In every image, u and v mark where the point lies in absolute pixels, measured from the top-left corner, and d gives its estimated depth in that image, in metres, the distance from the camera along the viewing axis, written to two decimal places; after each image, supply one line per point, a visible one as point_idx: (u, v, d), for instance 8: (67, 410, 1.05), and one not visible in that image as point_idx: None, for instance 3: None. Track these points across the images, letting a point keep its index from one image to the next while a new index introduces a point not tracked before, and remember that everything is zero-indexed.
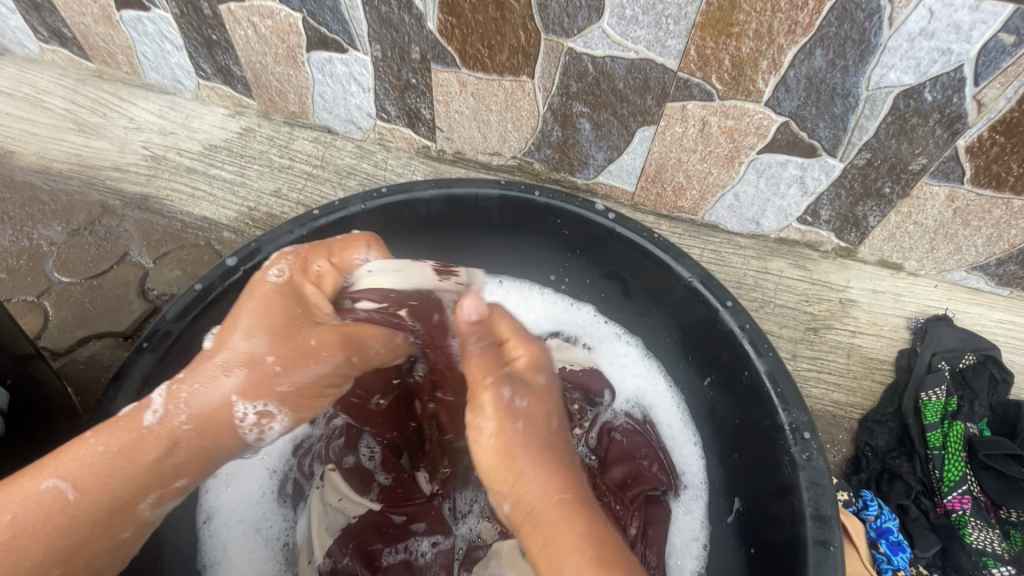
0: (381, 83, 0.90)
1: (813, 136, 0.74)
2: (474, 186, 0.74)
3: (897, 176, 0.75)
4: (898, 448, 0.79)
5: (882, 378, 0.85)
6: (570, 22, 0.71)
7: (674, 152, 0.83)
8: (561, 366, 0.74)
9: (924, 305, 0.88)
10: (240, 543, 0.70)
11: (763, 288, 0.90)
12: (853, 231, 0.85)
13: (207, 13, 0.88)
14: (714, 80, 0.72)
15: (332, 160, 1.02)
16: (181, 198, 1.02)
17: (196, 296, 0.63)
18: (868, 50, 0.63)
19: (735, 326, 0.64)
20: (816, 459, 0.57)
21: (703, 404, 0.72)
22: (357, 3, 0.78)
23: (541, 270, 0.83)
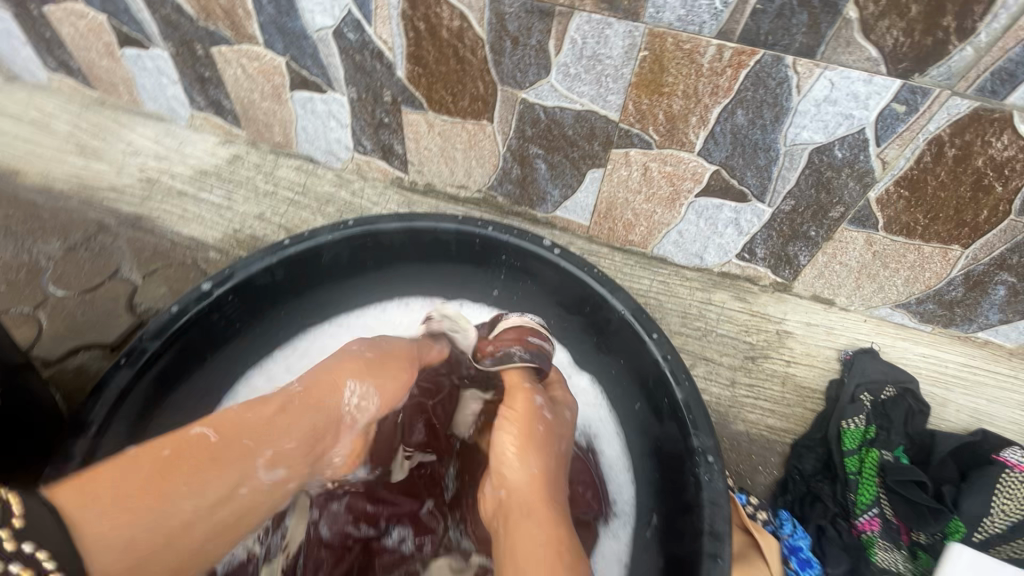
0: (357, 120, 0.98)
1: (743, 183, 0.81)
2: (434, 221, 0.81)
3: (820, 221, 0.83)
4: (822, 472, 0.86)
5: (813, 407, 0.92)
6: (522, 76, 0.79)
7: (622, 192, 0.90)
8: None
9: (855, 339, 0.94)
10: None
11: (706, 318, 0.97)
12: (787, 268, 0.92)
13: (201, 54, 0.96)
14: (652, 131, 0.79)
15: (313, 188, 1.10)
16: (171, 219, 1.10)
17: (172, 316, 0.69)
18: (782, 112, 0.71)
19: (659, 356, 0.71)
20: (717, 480, 0.63)
21: (636, 430, 0.78)
22: (334, 51, 0.87)
23: (498, 297, 0.89)
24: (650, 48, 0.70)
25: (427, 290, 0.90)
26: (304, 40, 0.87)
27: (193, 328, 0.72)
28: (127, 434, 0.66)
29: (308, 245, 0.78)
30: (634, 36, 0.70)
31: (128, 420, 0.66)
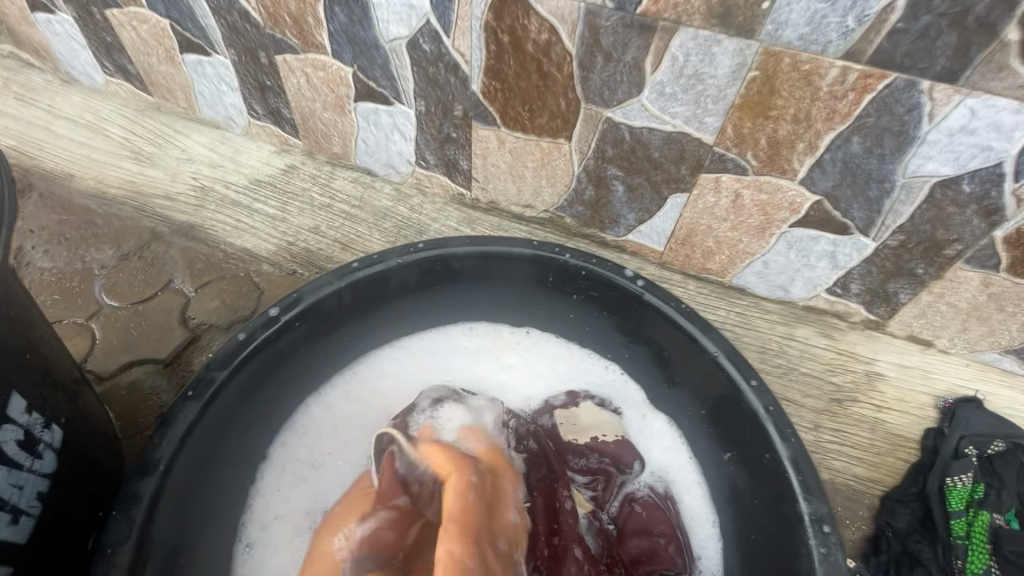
0: (422, 134, 0.93)
1: (846, 215, 0.75)
2: (508, 246, 0.76)
3: (930, 259, 0.75)
4: (920, 532, 0.78)
5: (907, 457, 0.84)
6: (610, 94, 0.74)
7: (705, 218, 0.84)
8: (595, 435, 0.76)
9: (954, 384, 0.86)
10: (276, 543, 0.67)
11: (788, 355, 0.90)
12: (883, 305, 0.85)
13: (264, 62, 0.93)
14: (750, 156, 0.73)
15: (370, 202, 1.06)
16: (224, 229, 1.07)
17: (239, 344, 0.65)
18: (907, 141, 0.64)
19: (760, 407, 0.65)
20: (834, 554, 0.57)
21: (722, 479, 0.73)
22: (406, 63, 0.82)
23: (569, 327, 0.84)
24: (761, 68, 0.64)
25: (493, 316, 0.85)
26: (376, 50, 0.82)
27: (260, 356, 0.68)
28: (193, 470, 0.62)
29: (377, 269, 0.74)
30: (744, 54, 0.64)
31: (194, 457, 0.61)
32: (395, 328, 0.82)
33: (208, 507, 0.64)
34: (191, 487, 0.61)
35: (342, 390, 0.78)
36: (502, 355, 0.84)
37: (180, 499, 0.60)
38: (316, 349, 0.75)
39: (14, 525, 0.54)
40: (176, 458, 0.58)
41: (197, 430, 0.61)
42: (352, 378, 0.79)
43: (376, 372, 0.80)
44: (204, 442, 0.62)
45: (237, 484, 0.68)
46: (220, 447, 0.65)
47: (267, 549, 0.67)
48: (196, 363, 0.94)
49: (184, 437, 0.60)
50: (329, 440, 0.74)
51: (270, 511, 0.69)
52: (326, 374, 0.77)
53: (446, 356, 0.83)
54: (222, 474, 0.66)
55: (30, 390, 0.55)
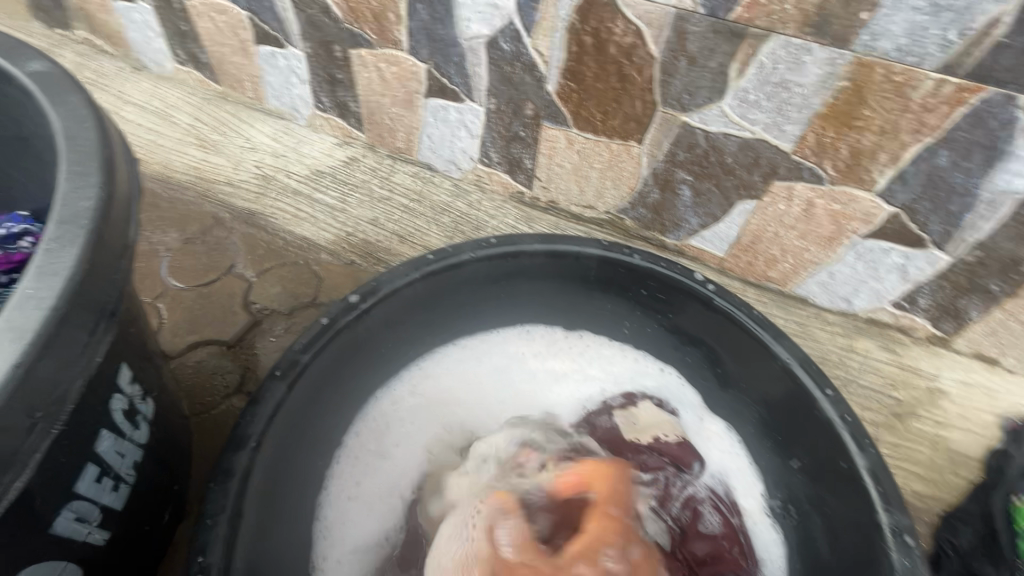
0: (489, 132, 0.94)
1: (923, 228, 0.74)
2: (578, 245, 0.77)
3: (1008, 276, 0.74)
4: (983, 550, 0.76)
5: (967, 475, 0.83)
6: (690, 99, 0.74)
7: (773, 226, 0.84)
8: (658, 436, 0.76)
9: (1019, 405, 0.85)
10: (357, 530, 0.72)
11: (848, 367, 0.89)
12: (951, 321, 0.84)
13: (338, 55, 0.95)
14: (828, 166, 0.73)
15: (429, 196, 1.08)
16: (285, 217, 1.10)
17: (322, 328, 0.67)
18: (997, 156, 0.64)
19: (835, 416, 0.65)
20: (917, 567, 0.57)
21: (786, 486, 0.72)
22: (483, 61, 0.84)
23: (627, 330, 0.84)
24: (851, 78, 0.64)
25: (551, 315, 0.86)
26: (454, 47, 0.84)
27: (339, 341, 0.70)
28: (280, 448, 0.64)
29: (450, 262, 0.75)
30: (835, 63, 0.63)
31: (281, 436, 0.63)
32: (457, 322, 0.83)
33: (293, 486, 0.67)
34: (280, 464, 0.64)
35: (409, 383, 0.82)
36: (559, 353, 0.85)
37: (270, 476, 0.62)
38: (388, 340, 0.77)
39: (115, 492, 0.56)
40: (266, 434, 0.61)
41: (285, 409, 0.63)
42: (418, 373, 0.83)
43: (441, 365, 0.83)
44: (290, 421, 0.64)
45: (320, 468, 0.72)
46: (303, 428, 0.67)
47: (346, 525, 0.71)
48: (258, 346, 0.97)
49: (273, 415, 0.62)
50: (400, 431, 0.79)
51: (348, 492, 0.73)
52: (396, 366, 0.81)
53: (505, 352, 0.85)
54: (305, 455, 0.69)
55: (134, 362, 0.57)
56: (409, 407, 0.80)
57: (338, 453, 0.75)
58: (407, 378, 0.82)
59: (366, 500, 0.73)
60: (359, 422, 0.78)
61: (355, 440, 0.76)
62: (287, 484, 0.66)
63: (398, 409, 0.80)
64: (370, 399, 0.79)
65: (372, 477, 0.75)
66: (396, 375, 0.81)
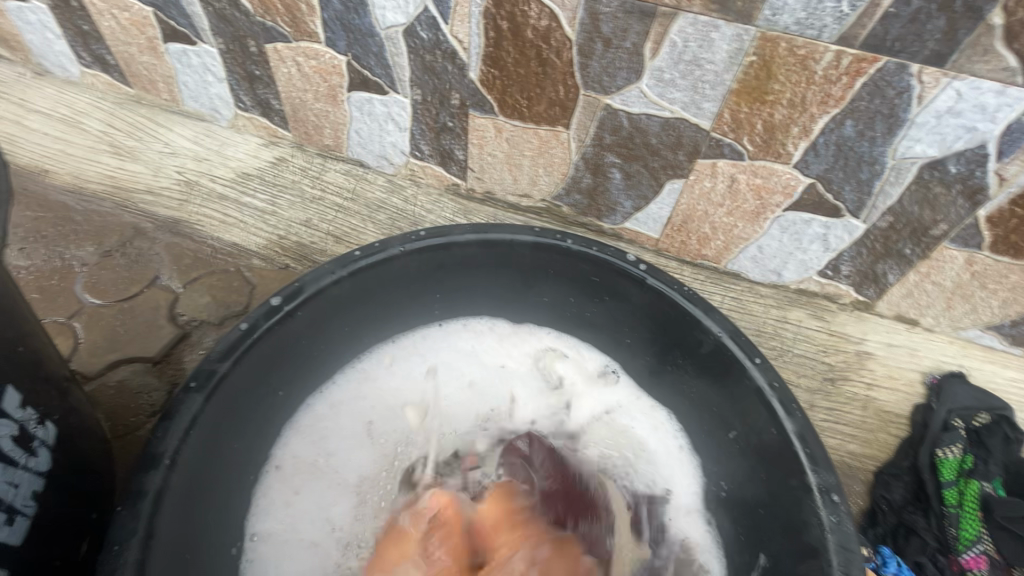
0: (417, 124, 0.93)
1: (838, 198, 0.77)
2: (510, 233, 0.76)
3: (918, 239, 0.78)
4: (913, 503, 0.80)
5: (897, 432, 0.87)
6: (609, 81, 0.75)
7: (702, 204, 0.86)
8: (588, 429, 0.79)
9: (939, 361, 0.90)
10: (286, 545, 0.70)
11: (782, 337, 0.92)
12: (872, 286, 0.88)
13: (254, 51, 0.92)
14: (746, 141, 0.75)
15: (363, 193, 1.04)
16: (212, 223, 1.05)
17: (241, 334, 0.65)
18: (897, 124, 0.67)
19: (764, 382, 0.66)
20: (845, 522, 0.58)
21: (725, 458, 0.73)
22: (402, 51, 0.82)
23: (565, 317, 0.85)
24: (758, 53, 0.65)
25: (488, 306, 0.86)
26: (371, 38, 0.82)
27: (261, 346, 0.67)
28: (195, 463, 0.60)
29: (379, 257, 0.73)
30: (742, 39, 0.65)
31: (199, 450, 0.60)
32: (393, 320, 0.83)
33: (214, 501, 0.65)
34: (198, 479, 0.61)
35: (347, 385, 0.81)
36: (495, 346, 0.86)
37: (184, 493, 0.59)
38: (319, 341, 0.76)
39: (8, 526, 0.52)
40: (181, 451, 0.57)
41: (201, 422, 0.60)
42: (355, 373, 0.82)
43: (378, 364, 0.83)
44: (206, 433, 0.62)
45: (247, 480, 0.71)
46: (223, 441, 0.65)
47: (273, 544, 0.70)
48: (187, 360, 0.92)
49: (188, 429, 0.59)
50: (334, 435, 0.77)
51: (279, 503, 0.72)
52: (331, 367, 0.80)
53: (445, 349, 0.86)
54: (229, 468, 0.67)
55: (19, 384, 0.53)
56: (344, 409, 0.79)
57: (269, 463, 0.73)
58: (342, 380, 0.81)
59: (294, 515, 0.72)
60: (291, 430, 0.76)
61: (287, 449, 0.75)
62: (205, 499, 0.63)
63: (332, 414, 0.79)
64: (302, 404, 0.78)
65: (305, 486, 0.74)
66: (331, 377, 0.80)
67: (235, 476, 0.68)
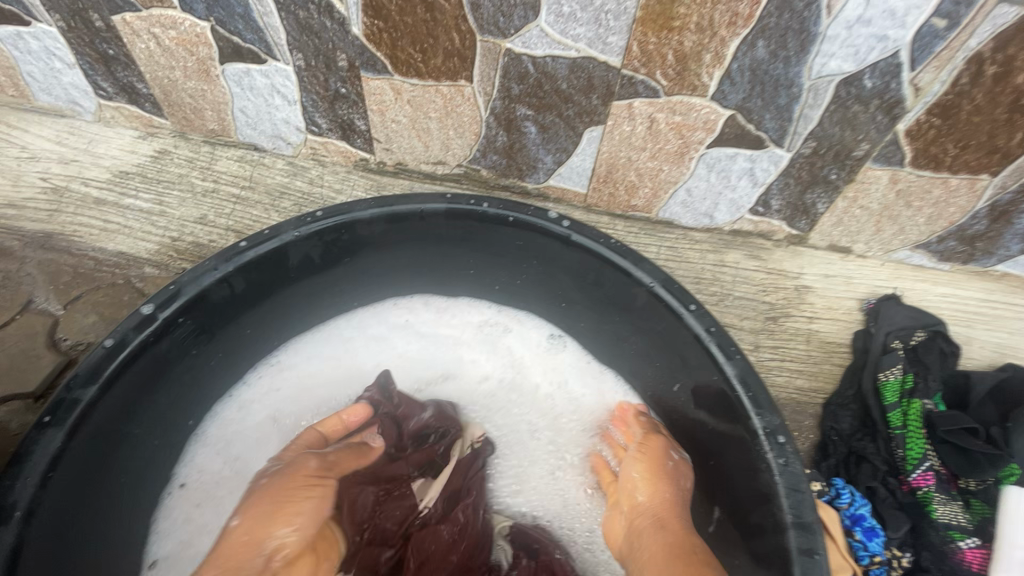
0: (307, 94, 0.83)
1: (759, 127, 0.73)
2: (418, 203, 0.69)
3: (842, 162, 0.76)
4: (861, 430, 0.80)
5: (841, 360, 0.86)
6: (506, 21, 0.67)
7: (624, 151, 0.81)
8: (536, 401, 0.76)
9: (874, 286, 0.89)
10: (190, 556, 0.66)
11: (721, 282, 0.89)
12: (803, 218, 0.86)
13: (100, 26, 0.79)
14: (659, 76, 0.70)
15: (262, 180, 0.94)
16: (91, 233, 0.92)
17: (106, 353, 0.56)
18: (809, 39, 0.63)
19: (701, 330, 0.62)
20: (793, 464, 0.55)
21: (672, 411, 0.70)
22: (271, 9, 0.71)
23: (497, 285, 0.79)
24: None
25: (412, 284, 0.79)
26: None
27: (134, 364, 0.59)
28: (64, 505, 0.54)
29: (270, 246, 0.65)
30: None
31: (64, 490, 0.54)
32: (305, 312, 0.75)
33: (99, 534, 0.60)
34: (69, 519, 0.55)
35: (260, 385, 0.74)
36: (426, 326, 0.80)
37: (52, 539, 0.53)
38: (215, 346, 0.68)
39: None
40: (39, 499, 0.51)
41: (64, 458, 0.53)
42: (273, 369, 0.75)
43: (298, 358, 0.76)
44: (76, 468, 0.55)
45: (142, 504, 0.65)
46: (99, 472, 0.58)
47: (174, 565, 0.65)
48: None
49: (49, 465, 0.52)
50: (242, 439, 0.71)
51: (181, 520, 0.67)
52: (240, 368, 0.73)
53: (371, 336, 0.79)
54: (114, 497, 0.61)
55: None
56: (258, 411, 0.73)
57: (168, 479, 0.68)
58: (256, 380, 0.74)
59: (196, 529, 0.67)
60: (196, 441, 0.70)
61: (193, 463, 0.70)
62: (85, 537, 0.58)
63: (246, 417, 0.72)
64: (208, 413, 0.71)
65: (207, 502, 0.68)
66: (241, 378, 0.74)
67: (124, 503, 0.62)
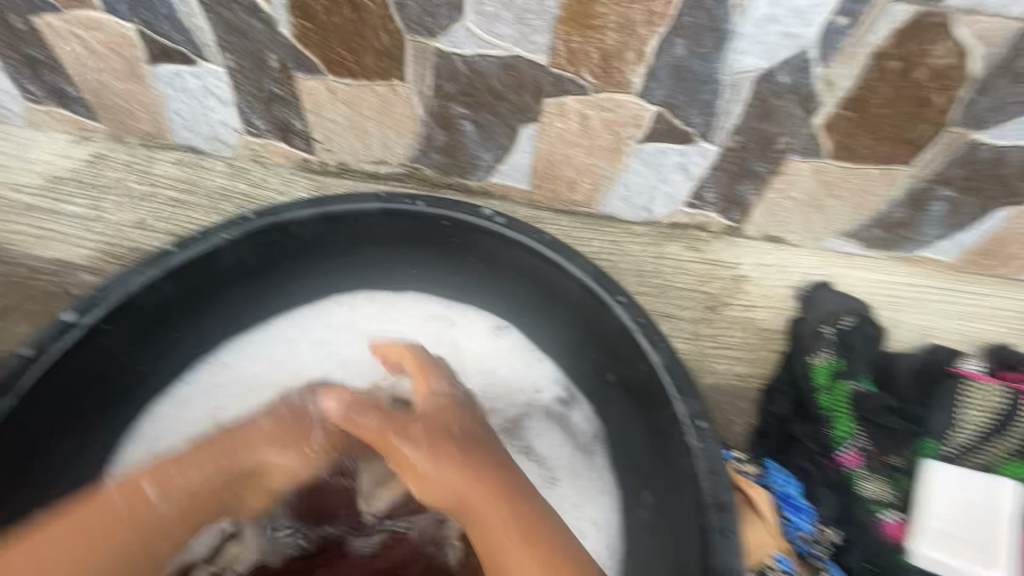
0: (242, 96, 0.82)
1: (686, 123, 0.76)
2: (353, 203, 0.69)
3: (767, 155, 0.79)
4: (795, 413, 0.83)
5: (778, 346, 0.89)
6: (432, 21, 0.68)
7: (560, 147, 0.82)
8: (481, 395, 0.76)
9: (807, 273, 0.92)
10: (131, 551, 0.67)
11: (662, 274, 0.92)
12: (737, 210, 0.88)
13: (22, 28, 0.77)
14: (586, 74, 0.71)
15: (202, 183, 0.93)
16: (24, 240, 0.89)
17: (23, 361, 0.59)
18: (723, 37, 0.65)
19: (629, 320, 0.64)
20: (711, 446, 0.57)
21: (608, 400, 0.71)
22: (196, 10, 0.71)
23: (439, 282, 0.79)
24: None
25: (355, 281, 0.79)
26: None
27: (55, 371, 0.61)
28: None
29: (200, 249, 0.65)
30: None
31: None
32: (244, 313, 0.75)
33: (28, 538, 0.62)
34: None
35: (200, 383, 0.74)
36: (369, 323, 0.79)
37: None
38: (146, 349, 0.68)
39: None
40: None
41: None
42: (214, 367, 0.74)
43: (240, 356, 0.75)
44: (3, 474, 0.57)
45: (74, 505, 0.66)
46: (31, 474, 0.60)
47: None
48: None
49: None
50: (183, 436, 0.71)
51: None
52: (178, 368, 0.73)
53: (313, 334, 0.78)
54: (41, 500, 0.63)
55: None
56: (198, 408, 0.73)
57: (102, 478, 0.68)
58: (196, 378, 0.74)
59: None
60: (132, 440, 0.70)
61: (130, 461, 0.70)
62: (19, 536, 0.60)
63: (185, 415, 0.72)
64: (148, 411, 0.72)
65: None
66: (180, 377, 0.73)
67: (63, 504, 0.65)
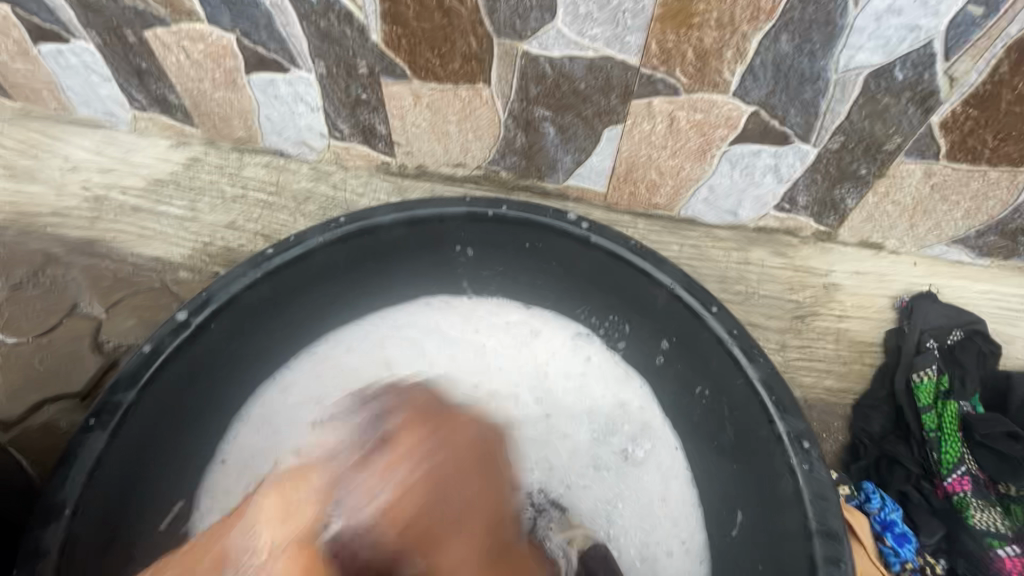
0: (330, 101, 0.84)
1: (784, 123, 0.71)
2: (439, 206, 0.70)
3: (872, 156, 0.73)
4: (894, 432, 0.77)
5: (872, 361, 0.83)
6: (522, 23, 0.67)
7: (644, 149, 0.80)
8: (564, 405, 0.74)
9: (907, 283, 0.86)
10: None
11: (746, 280, 0.87)
12: (832, 214, 0.83)
13: (133, 40, 0.82)
14: (678, 73, 0.68)
15: (288, 185, 0.96)
16: (129, 239, 0.95)
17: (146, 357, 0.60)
18: (835, 32, 0.60)
19: (723, 332, 0.62)
20: (816, 469, 0.55)
21: (695, 412, 0.69)
22: (292, 19, 0.73)
23: (519, 286, 0.78)
24: None
25: (435, 284, 0.80)
26: (254, 8, 0.73)
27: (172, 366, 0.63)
28: (110, 499, 0.59)
29: (296, 251, 0.67)
30: None
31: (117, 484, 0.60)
32: (334, 312, 0.77)
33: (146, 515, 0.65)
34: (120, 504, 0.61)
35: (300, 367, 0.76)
36: (455, 326, 0.78)
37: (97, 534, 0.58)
38: (248, 341, 0.70)
39: None
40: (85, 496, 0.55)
41: (106, 458, 0.58)
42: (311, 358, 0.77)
43: (335, 349, 0.77)
44: (118, 473, 0.60)
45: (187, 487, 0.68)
46: (150, 453, 0.64)
47: None
48: None
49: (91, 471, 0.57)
50: (283, 414, 0.73)
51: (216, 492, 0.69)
52: (279, 358, 0.75)
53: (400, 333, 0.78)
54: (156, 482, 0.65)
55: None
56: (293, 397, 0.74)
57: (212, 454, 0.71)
58: (296, 366, 0.76)
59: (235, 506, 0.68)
60: (236, 421, 0.72)
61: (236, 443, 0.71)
62: (145, 504, 0.64)
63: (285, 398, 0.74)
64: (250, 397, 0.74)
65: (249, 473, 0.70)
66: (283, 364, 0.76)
67: (181, 474, 0.68)
